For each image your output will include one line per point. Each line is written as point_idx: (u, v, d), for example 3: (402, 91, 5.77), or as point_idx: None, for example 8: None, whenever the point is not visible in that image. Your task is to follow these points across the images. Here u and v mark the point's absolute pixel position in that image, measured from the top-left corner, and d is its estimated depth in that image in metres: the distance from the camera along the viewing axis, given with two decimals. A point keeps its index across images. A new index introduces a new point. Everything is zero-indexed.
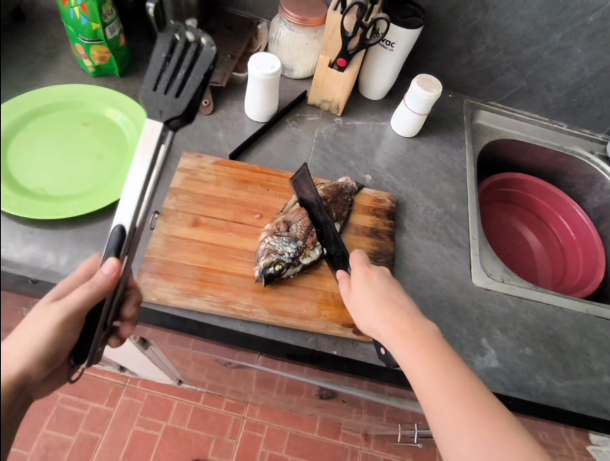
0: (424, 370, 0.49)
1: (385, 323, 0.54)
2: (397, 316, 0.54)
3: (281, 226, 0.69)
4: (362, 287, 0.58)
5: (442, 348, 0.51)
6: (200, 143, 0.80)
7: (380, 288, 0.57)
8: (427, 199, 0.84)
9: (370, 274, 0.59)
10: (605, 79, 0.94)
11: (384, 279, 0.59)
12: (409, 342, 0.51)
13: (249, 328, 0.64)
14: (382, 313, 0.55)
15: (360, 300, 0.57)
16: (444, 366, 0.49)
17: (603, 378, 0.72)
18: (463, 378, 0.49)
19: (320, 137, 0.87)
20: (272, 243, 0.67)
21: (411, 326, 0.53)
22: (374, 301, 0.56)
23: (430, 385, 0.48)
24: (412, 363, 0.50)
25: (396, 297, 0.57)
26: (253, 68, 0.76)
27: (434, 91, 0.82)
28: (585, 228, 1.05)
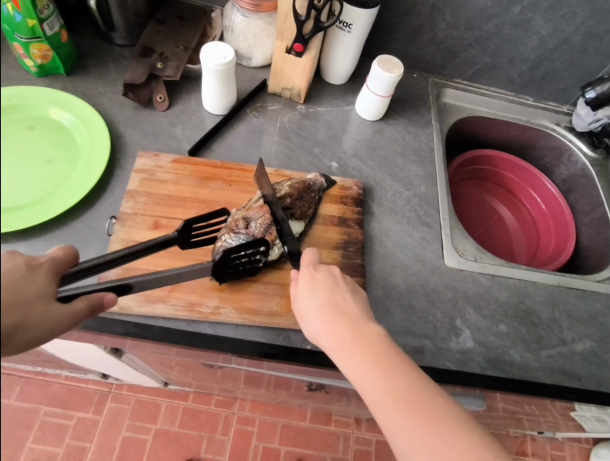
0: (370, 382, 0.47)
1: (329, 332, 0.51)
2: (340, 324, 0.51)
3: (240, 224, 0.66)
4: (305, 292, 0.54)
5: (389, 355, 0.49)
6: (157, 141, 0.77)
7: (323, 292, 0.54)
8: (395, 183, 0.83)
9: (314, 277, 0.55)
10: (567, 51, 0.93)
11: (329, 280, 0.55)
12: (355, 353, 0.49)
13: (217, 329, 0.62)
14: (324, 322, 0.52)
15: (302, 308, 0.54)
16: (391, 376, 0.47)
17: (576, 347, 0.73)
18: (411, 386, 0.47)
19: (283, 126, 0.85)
20: (228, 240, 0.64)
21: (354, 335, 0.50)
22: (316, 308, 0.52)
23: (375, 398, 0.47)
24: (360, 377, 0.48)
25: (340, 301, 0.53)
26: (206, 58, 0.73)
27: (396, 72, 0.80)
28: (556, 201, 1.06)
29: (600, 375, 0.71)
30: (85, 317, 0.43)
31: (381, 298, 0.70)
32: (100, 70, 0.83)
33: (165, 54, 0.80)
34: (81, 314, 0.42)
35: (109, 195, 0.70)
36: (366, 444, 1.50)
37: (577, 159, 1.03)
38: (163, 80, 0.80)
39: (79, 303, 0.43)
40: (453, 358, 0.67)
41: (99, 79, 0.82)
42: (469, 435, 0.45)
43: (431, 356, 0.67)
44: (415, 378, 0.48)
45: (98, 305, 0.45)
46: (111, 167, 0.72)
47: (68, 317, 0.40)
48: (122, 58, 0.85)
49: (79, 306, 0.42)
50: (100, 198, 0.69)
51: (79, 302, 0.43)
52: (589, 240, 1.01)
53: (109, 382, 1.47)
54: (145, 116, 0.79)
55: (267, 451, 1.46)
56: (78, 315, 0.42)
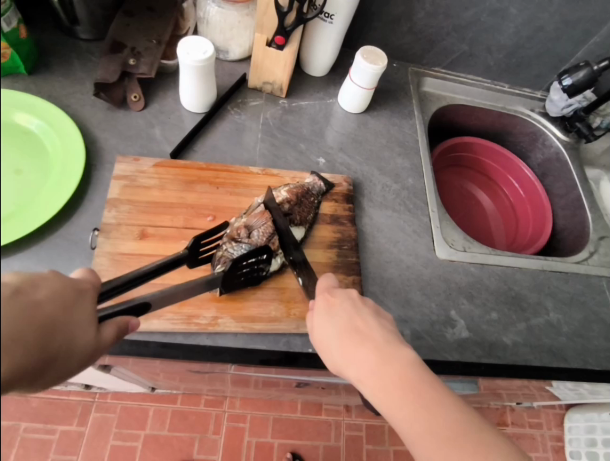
0: (396, 411, 0.47)
1: (351, 359, 0.51)
2: (363, 351, 0.51)
3: (241, 232, 0.64)
4: (323, 321, 0.54)
5: (416, 380, 0.48)
6: (135, 144, 0.73)
7: (342, 319, 0.53)
8: (383, 177, 0.82)
9: (332, 304, 0.55)
10: (541, 38, 0.95)
11: (348, 305, 0.55)
12: (381, 380, 0.49)
13: (217, 339, 0.60)
14: (346, 349, 0.52)
15: (321, 337, 0.54)
16: (419, 402, 0.47)
17: (563, 329, 0.76)
18: (439, 412, 0.46)
19: (266, 122, 0.82)
20: (231, 250, 0.62)
21: (379, 360, 0.50)
22: (336, 336, 0.53)
23: (404, 426, 0.47)
24: (388, 404, 0.48)
25: (361, 326, 0.53)
26: (183, 54, 0.68)
27: (380, 63, 0.79)
28: (533, 186, 1.09)
29: (586, 353, 0.74)
30: (113, 344, 0.39)
31: (378, 295, 0.70)
32: (66, 68, 0.76)
33: (137, 49, 0.75)
34: (106, 342, 0.38)
35: (88, 205, 0.65)
36: (357, 429, 1.50)
37: (552, 143, 1.06)
38: (136, 78, 0.75)
39: (108, 330, 0.38)
40: (450, 348, 0.68)
41: (65, 78, 0.76)
42: (500, 453, 0.45)
43: (430, 349, 0.68)
44: (443, 402, 0.47)
45: (124, 329, 0.40)
46: (87, 175, 0.68)
47: (90, 348, 0.36)
48: (88, 54, 0.79)
49: (104, 333, 0.38)
50: (79, 209, 0.65)
51: (106, 329, 0.38)
52: (565, 221, 1.04)
53: (93, 392, 1.41)
54: (120, 117, 0.75)
55: (261, 446, 1.45)
56: (104, 343, 0.37)
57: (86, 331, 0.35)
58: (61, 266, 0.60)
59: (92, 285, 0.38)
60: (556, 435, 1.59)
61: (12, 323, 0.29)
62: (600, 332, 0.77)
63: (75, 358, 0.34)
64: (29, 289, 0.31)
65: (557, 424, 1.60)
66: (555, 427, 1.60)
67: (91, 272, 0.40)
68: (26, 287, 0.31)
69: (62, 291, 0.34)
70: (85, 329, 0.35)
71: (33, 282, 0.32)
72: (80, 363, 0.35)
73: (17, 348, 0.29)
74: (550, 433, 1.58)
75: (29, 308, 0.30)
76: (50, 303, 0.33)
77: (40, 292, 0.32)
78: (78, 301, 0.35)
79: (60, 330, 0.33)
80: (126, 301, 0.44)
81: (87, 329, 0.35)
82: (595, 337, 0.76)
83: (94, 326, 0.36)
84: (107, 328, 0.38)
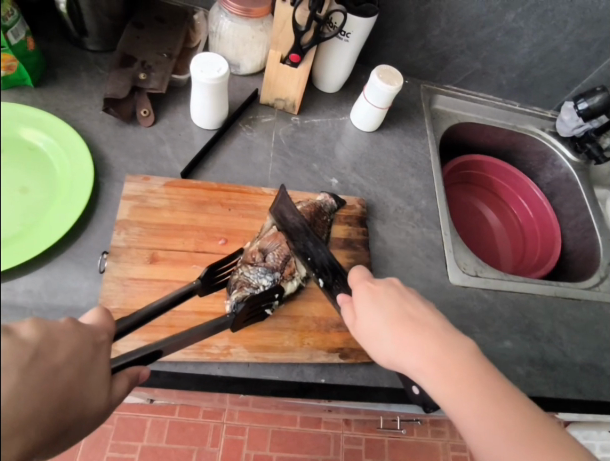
0: (461, 399, 0.45)
1: (405, 348, 0.48)
2: (418, 338, 0.49)
3: (256, 256, 0.62)
4: (369, 309, 0.51)
5: (477, 366, 0.47)
6: (145, 162, 0.71)
7: (391, 307, 0.51)
8: (396, 198, 0.81)
9: (375, 292, 0.53)
10: (555, 59, 0.94)
11: (393, 294, 0.53)
12: (440, 368, 0.47)
13: (228, 369, 0.58)
14: (399, 338, 0.49)
15: (369, 326, 0.51)
16: (483, 389, 0.45)
17: (576, 358, 0.75)
18: (503, 400, 0.45)
19: (278, 140, 0.80)
20: (246, 274, 0.60)
21: (438, 348, 0.48)
22: (387, 324, 0.50)
23: (470, 417, 0.45)
24: (447, 391, 0.46)
25: (413, 313, 0.51)
26: (197, 72, 0.67)
27: (395, 83, 0.77)
28: (542, 206, 1.09)
29: (599, 384, 0.73)
30: (124, 398, 0.38)
31: None
32: (73, 81, 0.74)
33: (147, 63, 0.73)
34: (117, 396, 0.38)
35: (96, 226, 0.63)
36: (357, 443, 1.48)
37: (562, 164, 1.06)
38: (146, 92, 0.73)
39: (119, 385, 0.38)
40: None
41: (72, 90, 0.73)
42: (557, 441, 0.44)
43: None
44: (507, 392, 0.46)
45: (134, 380, 0.40)
46: (95, 194, 0.65)
47: (103, 407, 0.36)
48: (96, 66, 0.76)
49: (116, 388, 0.38)
50: (86, 230, 0.62)
51: (119, 383, 0.38)
52: (574, 243, 1.04)
53: None
54: (129, 133, 0.72)
55: None
56: (114, 399, 0.37)
57: (98, 392, 0.35)
58: (68, 292, 0.58)
59: (107, 336, 0.37)
60: None
61: (28, 405, 0.28)
62: None
63: (86, 419, 0.34)
64: (49, 355, 0.31)
65: None
66: None
67: (106, 315, 0.39)
68: (46, 353, 0.30)
69: (80, 353, 0.33)
70: (98, 390, 0.35)
71: (52, 345, 0.31)
72: (90, 422, 0.35)
73: (31, 427, 0.29)
74: None
75: (48, 378, 0.30)
76: (67, 369, 0.32)
77: (59, 357, 0.32)
78: (95, 360, 0.35)
79: (74, 395, 0.33)
80: (142, 348, 0.43)
81: (99, 390, 0.35)
82: (607, 367, 0.76)
83: (107, 385, 0.36)
84: (120, 382, 0.38)
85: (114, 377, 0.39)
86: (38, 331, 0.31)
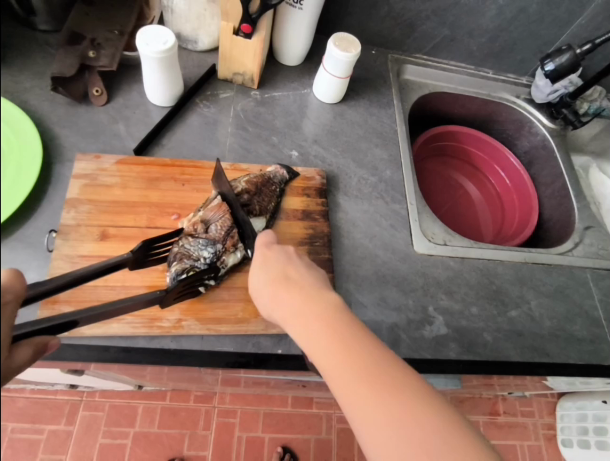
0: (311, 339, 0.45)
1: (279, 302, 0.49)
2: (288, 293, 0.49)
3: (198, 227, 0.61)
4: (257, 270, 0.53)
5: (336, 316, 0.46)
6: (98, 141, 0.70)
7: (273, 266, 0.52)
8: (359, 169, 0.80)
9: (267, 254, 0.54)
10: (524, 21, 0.92)
11: (285, 257, 0.53)
12: (297, 312, 0.47)
13: (182, 342, 0.58)
14: (275, 294, 0.50)
15: (256, 287, 0.53)
16: (334, 334, 0.45)
17: (545, 323, 0.74)
18: (350, 344, 0.44)
19: (237, 115, 0.79)
20: (186, 246, 0.59)
21: (301, 298, 0.48)
22: (267, 283, 0.51)
23: (321, 351, 0.44)
24: (303, 330, 0.46)
25: (291, 273, 0.52)
26: (142, 45, 0.65)
27: (353, 50, 0.75)
28: (519, 174, 1.06)
29: (568, 348, 0.73)
30: (27, 365, 0.38)
31: (352, 292, 0.68)
32: (24, 62, 0.73)
33: (97, 41, 0.71)
34: (22, 362, 0.37)
35: (47, 206, 0.63)
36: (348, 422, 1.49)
37: (538, 130, 1.03)
38: (97, 71, 0.72)
39: (22, 352, 0.37)
40: (428, 347, 0.67)
41: (23, 72, 0.72)
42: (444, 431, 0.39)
43: (407, 349, 0.66)
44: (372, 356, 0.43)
45: (40, 350, 0.40)
46: (46, 175, 0.65)
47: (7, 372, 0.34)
48: (47, 45, 0.75)
49: (19, 355, 0.37)
50: (37, 210, 0.62)
51: (22, 350, 0.37)
52: (551, 211, 1.02)
53: (79, 391, 1.38)
54: (82, 113, 0.72)
55: (251, 441, 1.42)
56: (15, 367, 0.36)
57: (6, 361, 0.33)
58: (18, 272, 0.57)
59: (14, 295, 0.33)
60: (548, 423, 1.56)
61: None
62: (582, 325, 0.76)
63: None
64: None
65: (549, 412, 1.58)
66: (548, 415, 1.57)
67: (21, 278, 0.35)
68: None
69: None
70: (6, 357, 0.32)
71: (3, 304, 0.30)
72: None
73: None
74: (543, 421, 1.56)
75: None
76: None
77: None
78: (6, 320, 0.30)
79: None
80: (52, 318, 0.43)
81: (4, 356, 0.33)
82: (577, 331, 0.75)
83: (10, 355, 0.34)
84: (21, 350, 0.37)
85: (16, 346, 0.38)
86: None
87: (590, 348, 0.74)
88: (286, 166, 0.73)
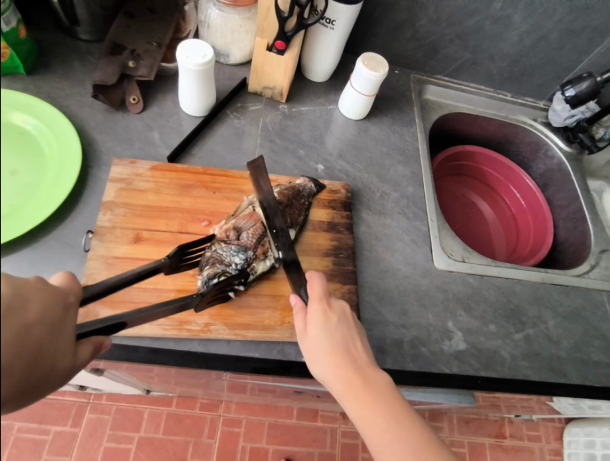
0: (368, 421, 0.49)
1: (338, 378, 0.50)
2: (353, 374, 0.50)
3: (230, 233, 0.63)
4: (318, 333, 0.52)
5: (393, 400, 0.50)
6: (133, 147, 0.72)
7: (337, 336, 0.52)
8: (382, 185, 0.82)
9: (329, 317, 0.53)
10: (545, 48, 0.95)
11: (344, 321, 0.53)
12: (359, 394, 0.50)
13: (209, 346, 0.59)
14: (335, 370, 0.51)
15: (313, 350, 0.52)
16: (390, 417, 0.49)
17: (561, 344, 0.75)
18: (407, 431, 0.48)
19: (265, 127, 0.81)
20: (219, 251, 0.61)
21: (362, 378, 0.50)
22: (328, 352, 0.51)
23: (377, 432, 0.48)
24: (362, 413, 0.49)
25: (353, 348, 0.52)
26: (183, 58, 0.68)
27: (381, 70, 0.78)
28: (534, 196, 1.08)
29: (584, 369, 0.73)
30: (88, 363, 0.40)
31: (374, 304, 0.69)
32: (65, 69, 0.76)
33: (137, 51, 0.75)
34: (84, 362, 0.39)
35: (84, 207, 0.65)
36: (353, 437, 1.48)
37: (554, 154, 1.05)
38: (135, 80, 0.75)
39: (83, 352, 0.39)
40: (447, 362, 0.68)
41: (65, 78, 0.75)
42: None
43: (427, 362, 0.67)
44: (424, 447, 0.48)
45: (98, 349, 0.41)
46: (83, 178, 0.67)
47: (70, 368, 0.37)
48: (87, 55, 0.78)
49: (83, 354, 0.39)
50: (74, 211, 0.64)
51: (84, 349, 0.39)
52: (566, 233, 1.03)
53: (87, 393, 1.38)
54: (118, 120, 0.74)
55: (255, 451, 1.42)
56: (79, 364, 0.39)
57: (65, 354, 0.37)
58: (54, 270, 0.59)
59: (75, 297, 0.39)
60: (555, 449, 1.54)
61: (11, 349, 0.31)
62: (599, 347, 0.76)
63: (54, 379, 0.35)
64: (21, 311, 0.32)
65: (556, 437, 1.56)
66: (554, 440, 1.55)
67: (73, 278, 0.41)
68: (15, 310, 0.31)
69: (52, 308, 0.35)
70: (63, 350, 0.36)
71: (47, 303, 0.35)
72: (56, 383, 0.36)
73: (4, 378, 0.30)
74: (550, 446, 1.54)
75: (24, 330, 0.32)
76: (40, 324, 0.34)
77: (30, 312, 0.33)
78: (63, 320, 0.36)
79: (40, 355, 0.34)
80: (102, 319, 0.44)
81: (67, 352, 0.37)
82: (593, 352, 0.76)
83: (73, 349, 0.37)
84: (85, 348, 0.40)
85: (79, 344, 0.40)
86: (10, 285, 0.31)
87: (606, 370, 0.74)
88: (314, 180, 0.75)
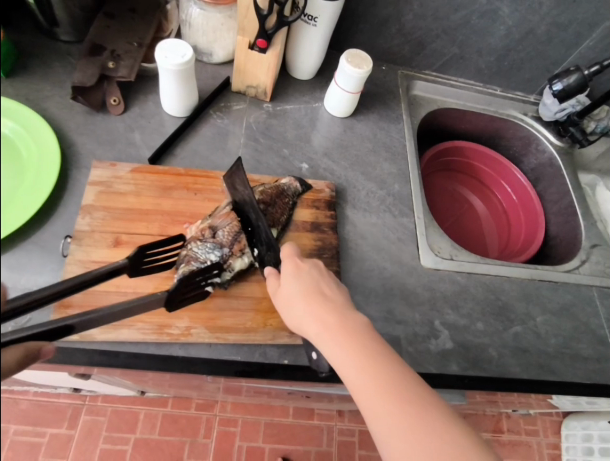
0: (341, 356, 0.48)
1: (311, 318, 0.51)
2: (323, 311, 0.51)
3: (206, 232, 0.63)
4: (289, 281, 0.54)
5: (367, 338, 0.49)
6: (113, 148, 0.72)
7: (306, 279, 0.54)
8: (368, 183, 0.81)
9: (299, 266, 0.55)
10: (533, 41, 0.93)
11: (314, 271, 0.55)
12: (331, 332, 0.49)
13: (190, 350, 0.58)
14: (307, 308, 0.52)
15: (286, 296, 0.53)
16: (359, 351, 0.48)
17: (550, 341, 0.74)
18: (375, 360, 0.47)
19: (249, 127, 0.81)
20: (194, 249, 0.61)
21: (333, 316, 0.51)
22: (300, 296, 0.52)
23: (349, 365, 0.47)
24: (335, 352, 0.48)
25: (325, 291, 0.53)
26: (162, 58, 0.67)
27: (365, 67, 0.77)
28: (526, 190, 1.07)
29: (574, 366, 0.73)
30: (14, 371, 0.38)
31: (359, 304, 0.69)
32: (45, 71, 0.75)
33: (117, 52, 0.74)
34: (9, 367, 0.38)
35: (63, 211, 0.64)
36: (350, 434, 1.48)
37: (545, 148, 1.04)
38: (116, 81, 0.74)
39: (8, 356, 0.38)
40: (433, 361, 0.67)
41: (44, 81, 0.74)
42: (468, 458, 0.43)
43: (413, 362, 0.66)
44: (397, 376, 0.46)
45: (32, 355, 0.41)
46: (63, 181, 0.67)
47: None
48: (68, 56, 0.77)
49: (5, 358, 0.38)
50: (53, 215, 0.64)
51: (9, 354, 0.39)
52: (557, 228, 1.02)
53: (82, 395, 1.38)
54: (99, 122, 0.73)
55: (252, 451, 1.41)
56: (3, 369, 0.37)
57: None
58: (32, 275, 0.59)
59: None
60: (553, 443, 1.54)
61: None
62: (588, 343, 0.76)
63: None
64: None
65: (553, 431, 1.55)
66: (552, 434, 1.55)
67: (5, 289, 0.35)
68: None
69: None
70: None
71: None
72: None
73: None
74: (547, 441, 1.54)
75: None
76: None
77: None
78: None
79: None
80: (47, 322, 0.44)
81: None
82: (583, 348, 0.75)
83: None
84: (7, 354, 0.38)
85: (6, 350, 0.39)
86: None
87: (596, 366, 0.74)
88: (300, 179, 0.75)
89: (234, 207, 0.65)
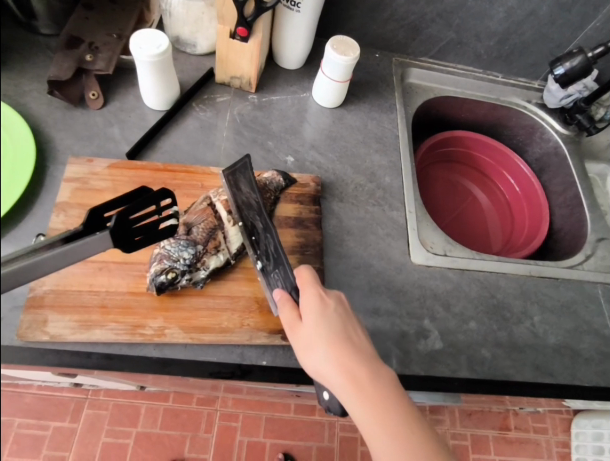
0: (365, 413, 0.46)
1: (336, 367, 0.48)
2: (350, 362, 0.48)
3: (180, 229, 0.61)
4: (314, 322, 0.50)
5: (394, 397, 0.47)
6: (92, 144, 0.70)
7: (333, 322, 0.51)
8: (357, 176, 0.78)
9: (325, 303, 0.52)
10: (535, 23, 0.88)
11: (339, 312, 0.52)
12: (358, 387, 0.47)
13: (165, 351, 0.57)
14: (333, 356, 0.48)
15: (309, 337, 0.50)
16: (385, 409, 0.46)
17: (548, 341, 0.70)
18: (402, 421, 0.46)
19: (233, 119, 0.78)
20: (167, 248, 0.58)
21: (362, 368, 0.48)
22: (326, 341, 0.49)
23: (373, 423, 0.46)
24: (360, 407, 0.46)
25: (353, 337, 0.51)
26: (136, 48, 0.64)
27: (351, 54, 0.73)
28: (529, 181, 1.02)
29: (573, 367, 0.69)
30: None
31: None
32: None
33: (95, 44, 0.72)
34: None
35: None
36: (352, 431, 1.46)
37: (550, 136, 0.99)
38: (94, 75, 0.73)
39: None
40: (421, 362, 0.64)
41: None
42: None
43: (399, 363, 0.63)
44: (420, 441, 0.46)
45: None
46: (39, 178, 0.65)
47: None
48: None
49: None
50: None
51: None
52: (562, 220, 0.97)
53: (85, 389, 1.39)
54: (78, 117, 0.72)
55: (252, 445, 1.41)
56: None
57: None
58: None
59: None
60: (563, 441, 1.49)
61: None
62: (590, 343, 0.72)
63: None
64: None
65: (563, 429, 1.50)
66: (562, 432, 1.50)
67: None
68: None
69: None
70: None
71: None
72: None
73: None
74: (557, 439, 1.48)
75: None
76: None
77: None
78: None
79: None
80: None
81: None
82: (584, 349, 0.71)
83: None
84: None
85: None
86: None
87: (598, 368, 0.69)
88: (283, 173, 0.72)
89: (211, 202, 0.64)
